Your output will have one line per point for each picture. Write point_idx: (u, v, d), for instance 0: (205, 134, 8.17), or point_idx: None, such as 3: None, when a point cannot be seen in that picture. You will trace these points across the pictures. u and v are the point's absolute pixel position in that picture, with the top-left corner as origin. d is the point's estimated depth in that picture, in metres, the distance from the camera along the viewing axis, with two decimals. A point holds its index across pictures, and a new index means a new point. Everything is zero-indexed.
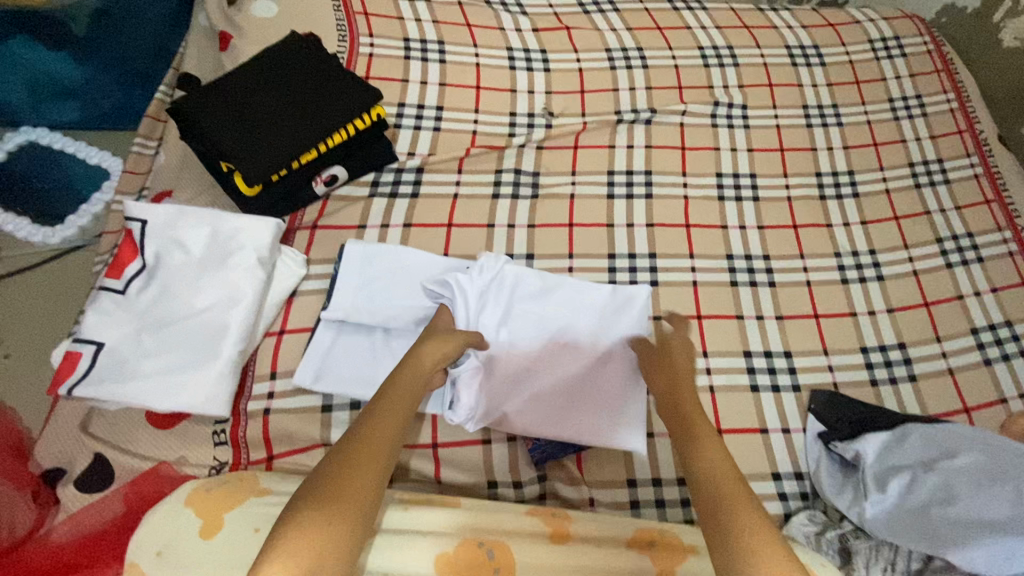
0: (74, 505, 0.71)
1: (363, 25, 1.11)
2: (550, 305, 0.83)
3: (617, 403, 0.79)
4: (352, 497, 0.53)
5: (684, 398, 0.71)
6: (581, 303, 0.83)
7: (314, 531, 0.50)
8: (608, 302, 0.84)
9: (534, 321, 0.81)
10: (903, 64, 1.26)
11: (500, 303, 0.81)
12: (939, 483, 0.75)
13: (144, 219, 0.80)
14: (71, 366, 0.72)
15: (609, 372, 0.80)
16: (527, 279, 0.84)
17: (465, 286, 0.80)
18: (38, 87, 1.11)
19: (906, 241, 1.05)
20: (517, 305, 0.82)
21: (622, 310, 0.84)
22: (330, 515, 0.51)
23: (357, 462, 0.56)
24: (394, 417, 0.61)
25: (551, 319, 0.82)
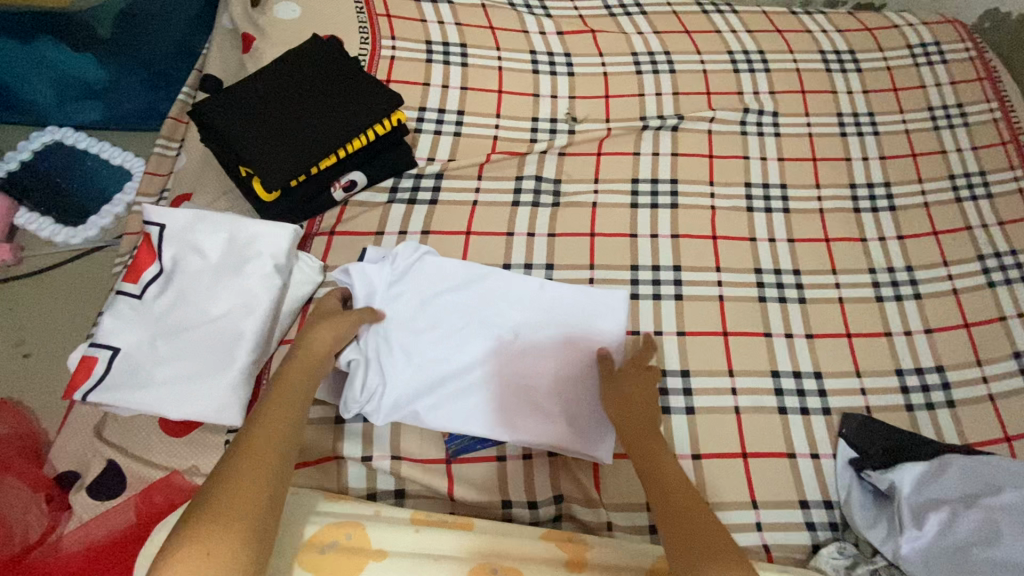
0: (85, 513, 0.70)
1: (385, 27, 1.10)
2: (474, 300, 0.84)
3: (534, 399, 0.79)
4: (239, 502, 0.52)
5: (640, 416, 0.74)
6: (504, 297, 0.84)
7: (201, 544, 0.48)
8: (534, 299, 0.85)
9: (454, 314, 0.83)
10: (944, 71, 1.20)
11: (416, 296, 0.82)
12: (980, 520, 0.71)
13: (162, 223, 0.79)
14: (87, 371, 0.72)
15: (532, 368, 0.81)
16: (443, 270, 0.84)
17: (371, 277, 0.81)
18: (64, 88, 1.11)
19: (945, 258, 1.00)
20: (435, 299, 0.83)
21: (558, 309, 0.84)
22: (217, 524, 0.50)
23: (242, 467, 0.55)
24: (279, 419, 0.61)
25: (475, 314, 0.83)
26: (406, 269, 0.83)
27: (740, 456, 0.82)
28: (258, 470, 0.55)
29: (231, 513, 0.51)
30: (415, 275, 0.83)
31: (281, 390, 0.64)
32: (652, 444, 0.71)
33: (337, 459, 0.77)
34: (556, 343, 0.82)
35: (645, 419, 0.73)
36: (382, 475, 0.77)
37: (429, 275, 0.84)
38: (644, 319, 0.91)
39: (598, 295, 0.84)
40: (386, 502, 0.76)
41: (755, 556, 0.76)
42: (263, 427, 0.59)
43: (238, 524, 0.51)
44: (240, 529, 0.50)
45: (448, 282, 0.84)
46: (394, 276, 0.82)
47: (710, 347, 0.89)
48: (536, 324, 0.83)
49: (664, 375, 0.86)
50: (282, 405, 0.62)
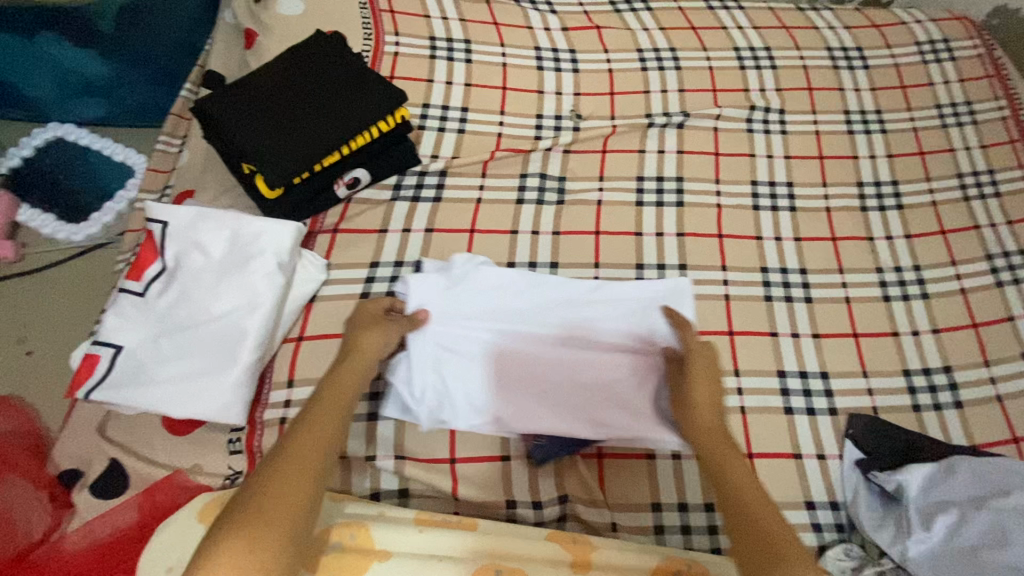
0: (89, 511, 0.70)
1: (389, 23, 1.09)
2: (525, 304, 0.81)
3: (592, 402, 0.76)
4: (273, 508, 0.53)
5: (702, 411, 0.69)
6: (555, 300, 0.82)
7: (236, 544, 0.50)
8: (591, 300, 0.82)
9: (505, 318, 0.79)
10: (952, 68, 1.19)
11: (471, 305, 0.80)
12: (989, 523, 0.71)
13: (165, 221, 0.79)
14: (90, 369, 0.72)
15: (587, 371, 0.77)
16: (502, 273, 0.82)
17: (428, 281, 0.79)
18: (66, 84, 1.10)
19: (953, 258, 0.99)
20: (486, 304, 0.80)
21: (614, 310, 0.81)
22: (248, 529, 0.51)
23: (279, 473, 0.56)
24: (322, 424, 0.61)
25: (528, 318, 0.80)
26: (464, 273, 0.80)
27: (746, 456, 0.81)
28: (296, 478, 0.56)
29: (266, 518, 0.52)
30: (472, 275, 0.81)
31: (328, 395, 0.65)
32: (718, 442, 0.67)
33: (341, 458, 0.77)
34: (610, 343, 0.79)
35: (710, 415, 0.68)
36: (386, 475, 0.77)
37: (487, 277, 0.81)
38: None
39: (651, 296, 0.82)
40: (390, 501, 0.76)
41: None
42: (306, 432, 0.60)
43: (272, 526, 0.52)
44: (272, 536, 0.52)
45: (506, 284, 0.81)
46: (453, 280, 0.80)
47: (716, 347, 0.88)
48: (590, 326, 0.80)
49: None
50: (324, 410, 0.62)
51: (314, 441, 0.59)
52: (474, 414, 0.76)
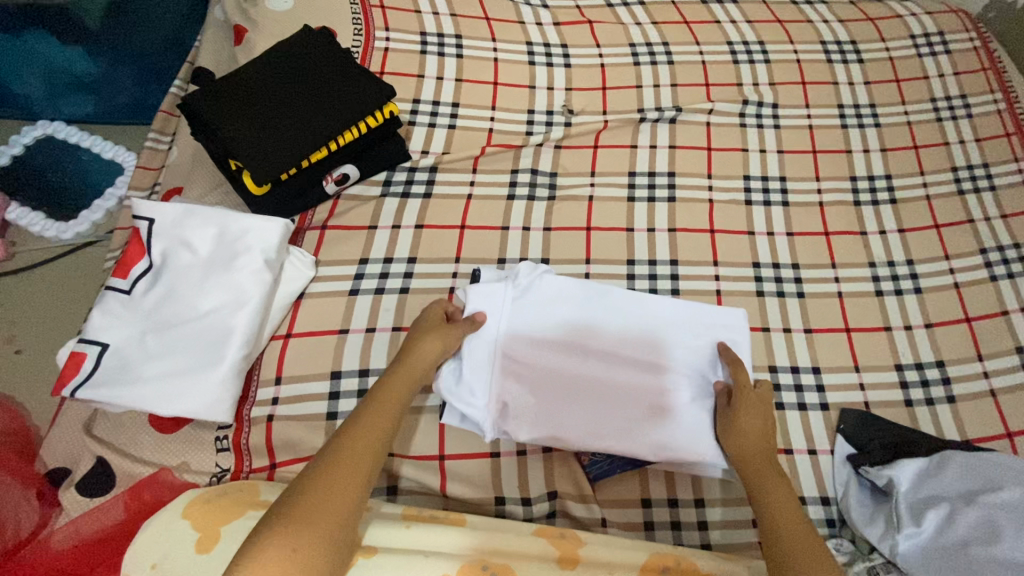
0: (74, 509, 0.69)
1: (379, 19, 1.08)
2: (576, 317, 0.80)
3: (641, 414, 0.75)
4: (320, 511, 0.56)
5: (752, 433, 0.71)
6: (606, 314, 0.80)
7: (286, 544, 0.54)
8: (645, 316, 0.81)
9: (556, 330, 0.79)
10: (947, 62, 1.18)
11: (534, 315, 0.79)
12: (979, 519, 0.69)
13: (151, 218, 0.78)
14: (76, 367, 0.72)
15: (638, 383, 0.76)
16: (567, 286, 0.82)
17: (491, 292, 0.79)
18: (53, 80, 1.09)
19: (947, 252, 0.99)
20: (540, 316, 0.79)
21: (665, 330, 0.80)
22: (296, 530, 0.55)
23: (330, 478, 0.59)
24: (374, 432, 0.63)
25: (580, 330, 0.79)
26: (529, 286, 0.81)
27: None
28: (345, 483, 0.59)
29: (314, 521, 0.56)
30: (536, 287, 0.81)
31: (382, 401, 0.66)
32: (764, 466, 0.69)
33: None
34: (661, 359, 0.78)
35: (760, 440, 0.70)
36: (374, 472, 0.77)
37: (552, 290, 0.81)
38: None
39: (716, 316, 0.81)
40: (378, 498, 0.76)
41: (752, 553, 0.74)
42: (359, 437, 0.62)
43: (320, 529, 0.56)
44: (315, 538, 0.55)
45: (571, 297, 0.81)
46: (518, 293, 0.80)
47: None
48: (642, 342, 0.79)
49: None
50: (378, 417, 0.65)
51: (365, 447, 0.62)
52: (527, 424, 0.75)
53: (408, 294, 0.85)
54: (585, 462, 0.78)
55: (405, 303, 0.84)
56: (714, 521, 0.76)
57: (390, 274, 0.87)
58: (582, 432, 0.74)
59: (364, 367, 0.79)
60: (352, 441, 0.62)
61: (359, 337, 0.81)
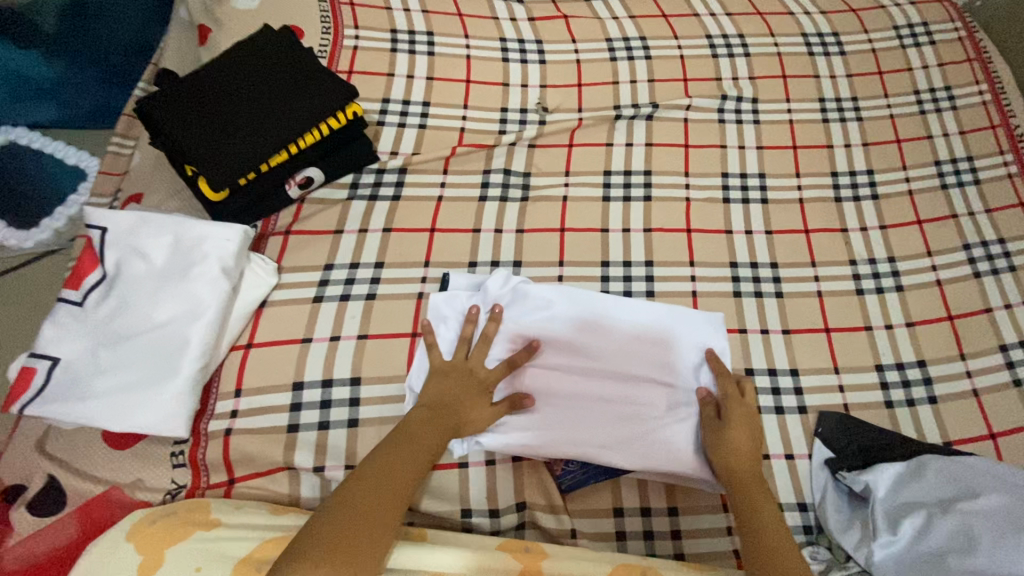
0: (24, 529, 0.68)
1: (348, 16, 1.05)
2: (560, 319, 0.79)
3: (610, 424, 0.74)
4: (346, 532, 0.57)
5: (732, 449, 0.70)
6: (591, 318, 0.79)
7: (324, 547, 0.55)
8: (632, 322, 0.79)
9: (537, 333, 0.78)
10: (932, 53, 1.15)
11: (508, 325, 0.78)
12: (956, 526, 0.67)
13: (104, 226, 0.76)
14: (26, 383, 0.69)
15: (607, 391, 0.76)
16: (544, 294, 0.80)
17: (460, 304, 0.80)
18: (15, 87, 1.06)
19: (930, 249, 0.97)
20: (523, 318, 0.79)
21: (651, 336, 0.79)
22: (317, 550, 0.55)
23: (362, 504, 0.59)
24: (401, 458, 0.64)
25: (563, 334, 0.78)
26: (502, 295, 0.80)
27: None
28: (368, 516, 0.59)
29: (338, 541, 0.56)
30: (512, 297, 0.80)
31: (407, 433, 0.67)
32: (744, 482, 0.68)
33: (288, 469, 0.72)
34: (644, 364, 0.77)
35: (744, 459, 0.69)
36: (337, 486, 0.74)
37: (527, 298, 0.80)
38: None
39: (697, 320, 0.80)
40: None
41: (725, 562, 0.72)
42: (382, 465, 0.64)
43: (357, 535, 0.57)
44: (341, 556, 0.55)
45: (548, 305, 0.80)
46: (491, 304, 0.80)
47: None
48: (628, 347, 0.78)
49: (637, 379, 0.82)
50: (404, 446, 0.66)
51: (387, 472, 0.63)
52: (496, 429, 0.74)
53: (373, 301, 0.83)
54: (555, 473, 0.76)
55: (371, 310, 0.82)
56: (687, 530, 0.74)
57: (356, 280, 0.84)
58: (553, 438, 0.73)
59: (327, 378, 0.77)
60: (378, 469, 0.63)
61: (322, 345, 0.78)
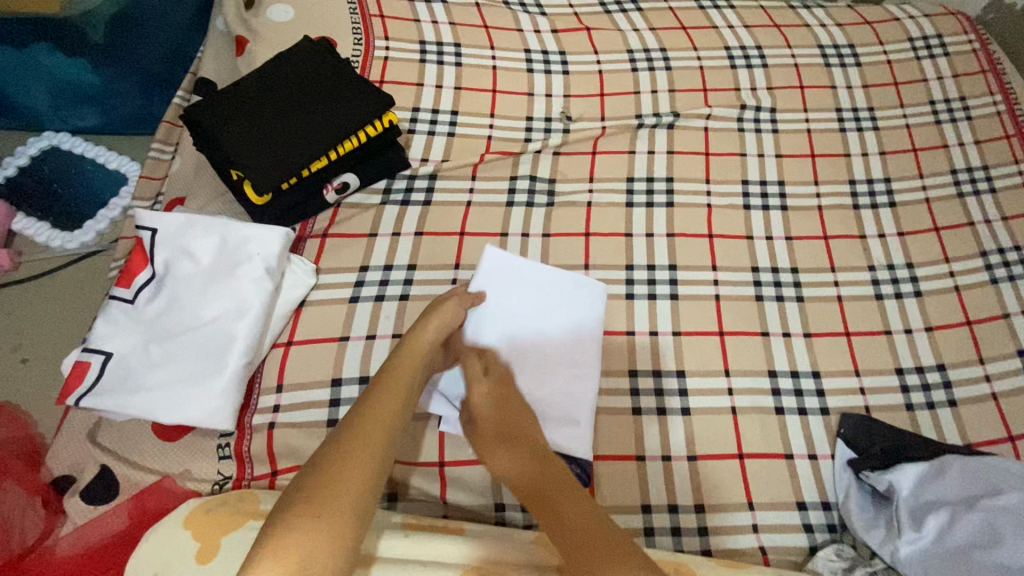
0: (78, 517, 0.71)
1: (379, 28, 1.09)
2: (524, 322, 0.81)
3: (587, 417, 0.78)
4: (346, 487, 0.54)
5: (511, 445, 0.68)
6: (517, 297, 0.83)
7: (304, 518, 0.51)
8: (531, 271, 0.84)
9: (527, 331, 0.81)
10: (946, 64, 1.18)
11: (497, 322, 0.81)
12: (982, 524, 0.70)
13: (154, 228, 0.80)
14: (80, 377, 0.73)
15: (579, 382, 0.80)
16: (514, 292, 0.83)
17: None
18: (60, 93, 1.11)
19: (947, 255, 0.99)
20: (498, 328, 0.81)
21: (555, 275, 0.85)
22: (317, 509, 0.52)
23: (340, 460, 0.55)
24: (394, 397, 0.62)
25: (544, 332, 0.82)
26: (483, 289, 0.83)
27: (737, 457, 0.81)
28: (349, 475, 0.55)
29: (338, 487, 0.53)
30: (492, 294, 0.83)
31: (390, 379, 0.64)
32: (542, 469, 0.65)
33: None
34: (585, 302, 0.84)
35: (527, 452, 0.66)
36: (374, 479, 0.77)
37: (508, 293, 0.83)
38: (638, 318, 0.90)
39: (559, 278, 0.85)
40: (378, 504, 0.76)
41: (750, 558, 0.76)
42: (370, 411, 0.60)
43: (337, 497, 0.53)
44: (341, 513, 0.52)
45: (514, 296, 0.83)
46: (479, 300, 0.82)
47: (705, 347, 0.88)
48: (557, 296, 0.84)
49: (659, 375, 0.85)
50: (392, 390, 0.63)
51: (381, 418, 0.60)
52: None
53: (407, 301, 0.86)
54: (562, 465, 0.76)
55: (405, 310, 0.85)
56: (714, 527, 0.77)
57: (390, 281, 0.87)
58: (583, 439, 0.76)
59: (365, 375, 0.79)
60: (367, 416, 0.60)
61: (359, 344, 0.81)
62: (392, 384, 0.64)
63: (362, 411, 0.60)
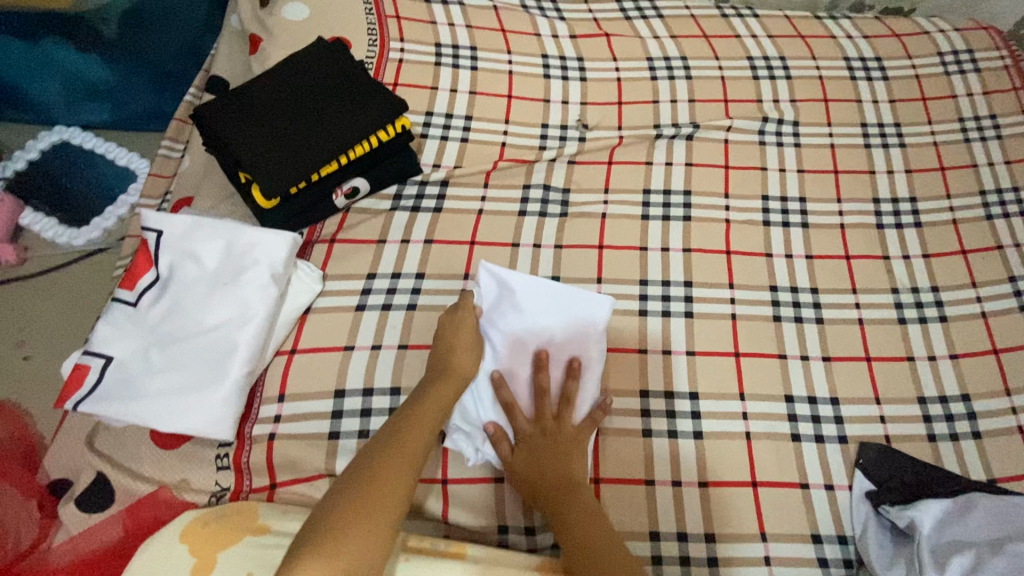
0: (73, 526, 0.69)
1: (394, 29, 1.07)
2: (522, 332, 0.79)
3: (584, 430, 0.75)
4: (375, 515, 0.54)
5: (547, 467, 0.71)
6: (512, 309, 0.79)
7: (336, 538, 0.52)
8: (525, 279, 0.80)
9: (528, 337, 0.79)
10: (976, 80, 1.14)
11: (497, 331, 0.79)
12: (1010, 567, 0.66)
13: (159, 230, 0.78)
14: (79, 381, 0.71)
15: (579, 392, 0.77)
16: (513, 300, 0.80)
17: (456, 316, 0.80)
18: (71, 87, 1.10)
19: (974, 280, 0.95)
20: (497, 341, 0.78)
21: (552, 284, 0.81)
22: (352, 532, 0.52)
23: (373, 484, 0.56)
24: (425, 427, 0.65)
25: (544, 340, 0.79)
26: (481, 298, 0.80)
27: (750, 485, 0.78)
28: (381, 498, 0.56)
29: (369, 512, 0.54)
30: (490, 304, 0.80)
31: (421, 409, 0.66)
32: (569, 503, 0.68)
33: (328, 477, 0.72)
34: (588, 306, 0.80)
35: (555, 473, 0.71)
36: None
37: (507, 301, 0.80)
38: (652, 336, 0.87)
39: (561, 287, 0.80)
40: None
41: None
42: (400, 444, 0.61)
43: (371, 522, 0.54)
44: (371, 536, 0.53)
45: (512, 305, 0.80)
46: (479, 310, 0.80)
47: (720, 369, 0.85)
48: (555, 300, 0.80)
49: (672, 398, 0.83)
50: (421, 423, 0.64)
51: (412, 446, 0.62)
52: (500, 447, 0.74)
53: (414, 311, 0.84)
54: None
55: (411, 320, 0.83)
56: (724, 557, 0.74)
57: (398, 290, 0.85)
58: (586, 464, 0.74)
59: (368, 387, 0.77)
60: (397, 446, 0.61)
61: (364, 354, 0.79)
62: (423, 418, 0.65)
63: (393, 441, 0.61)
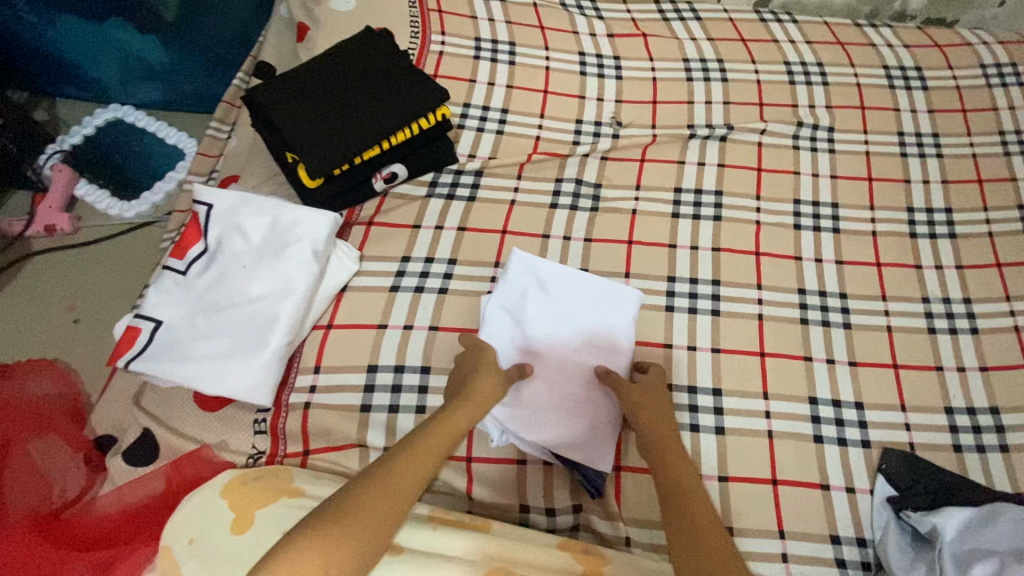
0: (119, 478, 0.73)
1: (436, 23, 1.10)
2: (555, 318, 0.81)
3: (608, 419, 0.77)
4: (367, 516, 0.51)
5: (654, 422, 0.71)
6: (545, 296, 0.82)
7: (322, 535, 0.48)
8: (558, 269, 0.83)
9: (561, 324, 0.81)
10: (1019, 93, 1.13)
11: (530, 316, 0.81)
12: None
13: (210, 204, 0.82)
14: (130, 342, 0.75)
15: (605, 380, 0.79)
16: (546, 288, 0.83)
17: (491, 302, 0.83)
18: (128, 68, 1.15)
19: (1008, 293, 0.94)
20: (530, 325, 0.81)
21: (584, 275, 0.84)
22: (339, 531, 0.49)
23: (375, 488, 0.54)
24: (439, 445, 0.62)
25: (575, 327, 0.81)
26: (516, 284, 0.83)
27: (770, 482, 0.79)
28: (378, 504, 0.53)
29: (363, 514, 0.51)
30: (524, 290, 0.82)
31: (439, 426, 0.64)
32: (669, 458, 0.68)
33: (360, 446, 0.76)
34: (618, 297, 0.82)
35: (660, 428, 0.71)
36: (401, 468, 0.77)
37: (540, 288, 0.83)
38: (677, 331, 0.88)
39: (591, 277, 0.83)
40: None
41: None
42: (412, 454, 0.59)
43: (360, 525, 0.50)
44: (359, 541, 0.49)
45: (545, 292, 0.82)
46: (512, 295, 0.82)
47: (745, 367, 0.86)
48: (586, 290, 0.83)
49: (695, 392, 0.84)
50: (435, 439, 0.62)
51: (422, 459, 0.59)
52: (526, 428, 0.75)
53: (446, 294, 0.86)
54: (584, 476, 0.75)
55: (443, 303, 0.85)
56: (741, 550, 0.75)
57: (431, 273, 0.88)
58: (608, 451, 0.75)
59: (400, 364, 0.80)
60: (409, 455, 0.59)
61: (397, 333, 0.82)
62: (447, 422, 0.64)
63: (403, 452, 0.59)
